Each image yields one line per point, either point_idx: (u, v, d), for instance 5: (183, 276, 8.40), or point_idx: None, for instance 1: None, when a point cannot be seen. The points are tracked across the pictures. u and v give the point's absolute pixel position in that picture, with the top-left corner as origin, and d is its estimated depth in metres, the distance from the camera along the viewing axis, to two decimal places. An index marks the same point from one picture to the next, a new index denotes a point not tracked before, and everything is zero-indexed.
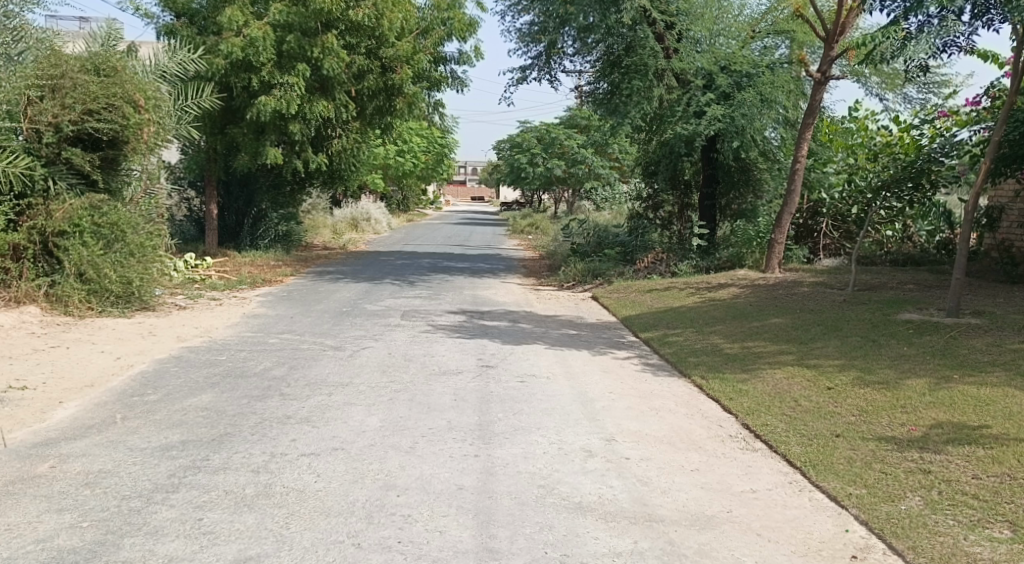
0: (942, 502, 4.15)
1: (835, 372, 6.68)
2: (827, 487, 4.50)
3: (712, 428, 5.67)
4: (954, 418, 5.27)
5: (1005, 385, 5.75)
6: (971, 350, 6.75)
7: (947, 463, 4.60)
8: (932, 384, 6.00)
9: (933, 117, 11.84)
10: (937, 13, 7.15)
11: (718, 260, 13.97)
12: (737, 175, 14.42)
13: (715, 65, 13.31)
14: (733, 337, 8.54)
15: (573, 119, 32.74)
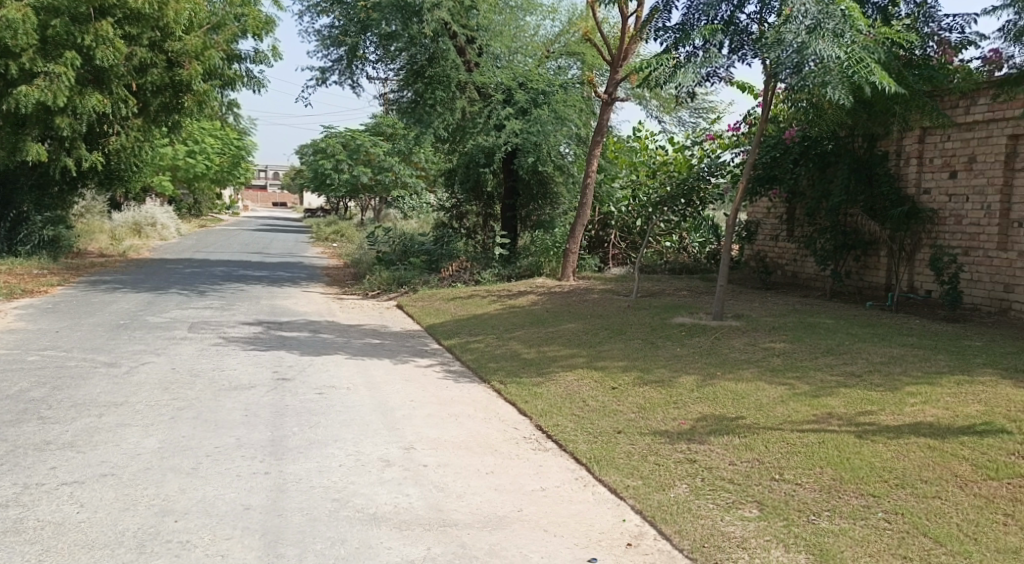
0: (704, 488, 4.56)
1: (619, 372, 7.14)
2: (608, 480, 4.80)
3: (507, 431, 5.87)
4: (717, 411, 5.80)
5: (758, 380, 6.41)
6: (732, 349, 7.46)
7: (709, 452, 5.06)
8: (700, 381, 6.58)
9: (702, 139, 13.05)
10: (703, 45, 7.85)
11: (519, 268, 14.37)
12: (536, 187, 14.98)
13: (513, 81, 13.72)
14: (530, 342, 8.87)
15: (378, 127, 32.70)
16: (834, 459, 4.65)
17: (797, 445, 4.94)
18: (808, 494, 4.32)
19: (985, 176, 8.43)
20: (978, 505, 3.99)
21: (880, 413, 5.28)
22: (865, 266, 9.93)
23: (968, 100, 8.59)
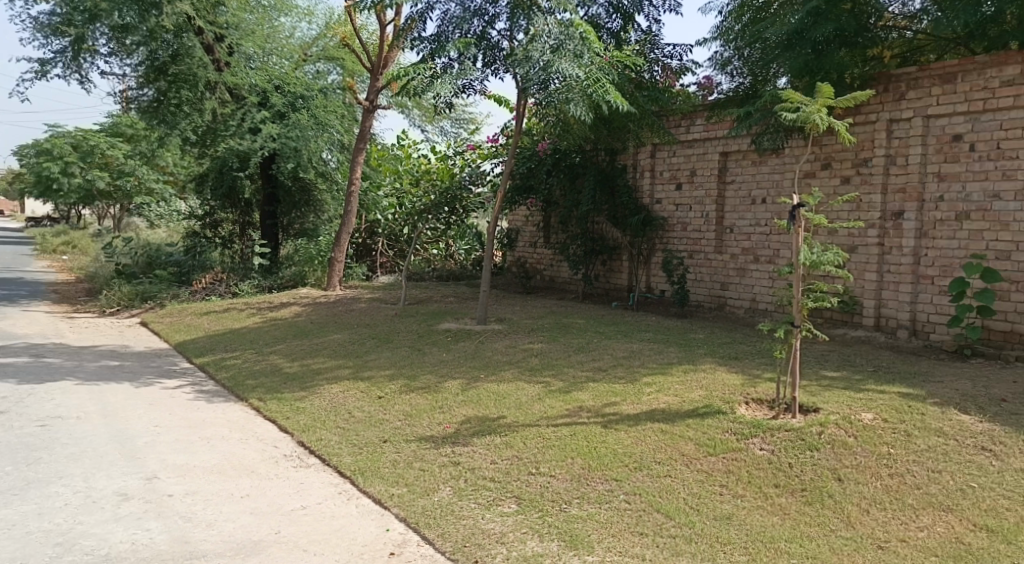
0: (466, 489, 4.64)
1: (384, 382, 7.07)
2: (372, 492, 4.73)
3: (265, 450, 5.61)
4: (479, 412, 5.93)
5: (519, 380, 6.63)
6: (495, 351, 7.67)
7: (472, 453, 5.15)
8: (465, 384, 6.69)
9: (463, 149, 13.47)
10: (457, 57, 8.03)
11: (281, 280, 13.92)
12: (298, 195, 14.63)
13: (269, 83, 13.20)
14: (292, 356, 8.56)
15: (117, 127, 30.01)
16: (583, 450, 4.92)
17: (552, 439, 5.16)
18: (560, 485, 4.53)
19: (703, 189, 9.32)
20: (700, 480, 4.42)
21: (623, 403, 5.68)
22: (610, 269, 10.59)
23: (688, 120, 9.44)
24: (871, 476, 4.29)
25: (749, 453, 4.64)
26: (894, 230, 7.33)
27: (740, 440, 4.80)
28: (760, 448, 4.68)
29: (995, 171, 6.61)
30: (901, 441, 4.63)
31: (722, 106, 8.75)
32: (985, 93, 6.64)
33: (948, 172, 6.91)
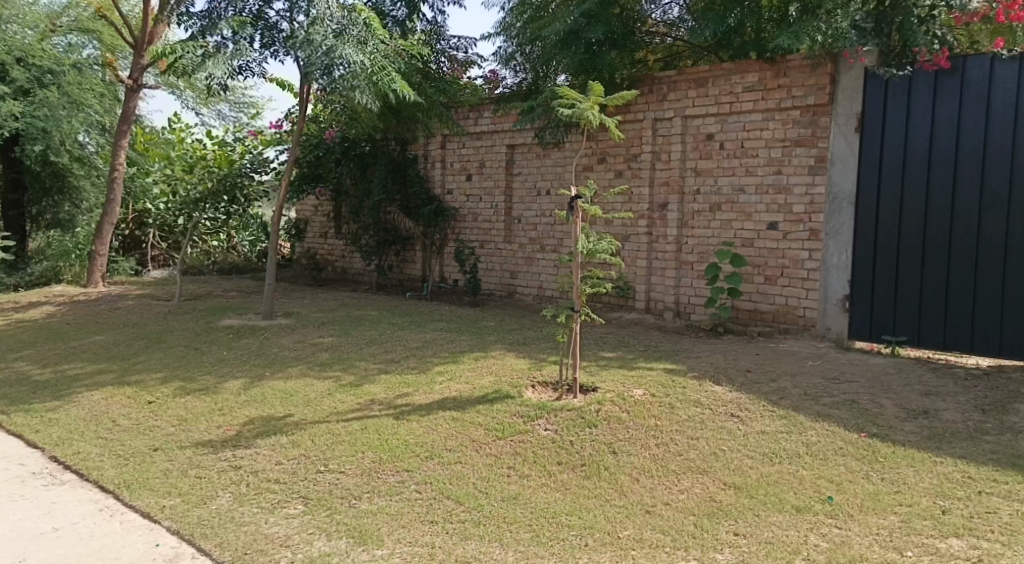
0: (248, 494, 4.51)
1: (156, 386, 6.66)
2: (140, 505, 4.46)
3: (12, 470, 5.11)
4: (264, 412, 5.74)
5: (305, 376, 6.51)
6: (281, 348, 7.47)
7: (255, 456, 5.00)
8: (247, 383, 6.46)
9: (244, 135, 12.98)
10: (232, 37, 7.65)
11: (31, 276, 12.63)
12: (48, 181, 13.08)
13: (7, 55, 11.70)
14: (48, 361, 7.83)
15: None
16: (374, 443, 4.94)
17: (341, 435, 5.13)
18: (349, 481, 4.53)
19: (493, 180, 9.58)
20: (489, 464, 4.60)
21: (415, 394, 5.76)
22: (404, 259, 10.64)
23: (477, 112, 9.67)
24: (640, 448, 4.66)
25: (534, 434, 4.88)
26: (660, 221, 7.95)
27: (526, 422, 5.04)
28: (544, 429, 4.94)
29: (740, 168, 7.33)
30: (666, 413, 5.07)
31: (506, 100, 9.04)
32: (730, 97, 7.35)
33: (703, 168, 7.60)
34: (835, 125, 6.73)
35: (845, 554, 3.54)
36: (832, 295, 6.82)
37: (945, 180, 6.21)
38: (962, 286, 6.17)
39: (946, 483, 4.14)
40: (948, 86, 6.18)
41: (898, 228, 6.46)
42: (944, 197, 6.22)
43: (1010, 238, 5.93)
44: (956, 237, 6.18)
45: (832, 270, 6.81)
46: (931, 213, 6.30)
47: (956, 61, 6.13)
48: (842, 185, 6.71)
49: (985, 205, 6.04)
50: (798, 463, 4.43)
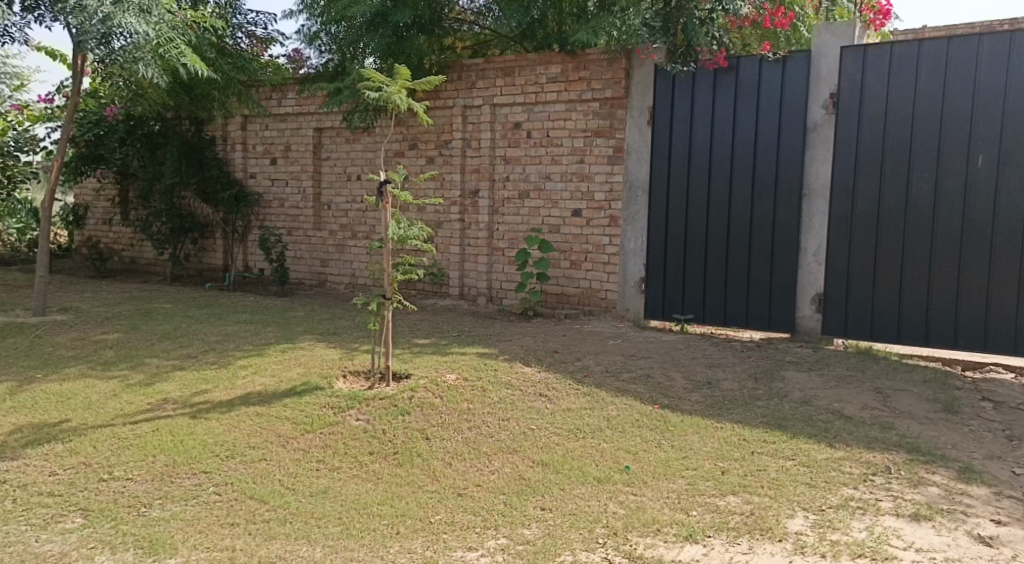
0: (15, 510, 4.06)
1: None
2: None
3: None
4: (35, 419, 5.20)
5: (85, 376, 5.96)
6: (56, 347, 6.80)
7: (24, 468, 4.52)
8: (14, 387, 5.82)
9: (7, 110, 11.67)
10: None
11: None
12: None
13: None
14: None
15: None
16: (166, 446, 4.62)
17: (127, 439, 4.76)
18: (138, 488, 4.21)
19: (299, 164, 9.24)
20: (296, 458, 4.45)
21: (214, 391, 5.44)
22: (203, 247, 10.05)
23: (280, 94, 9.22)
24: (453, 432, 4.67)
25: (345, 425, 4.77)
26: (472, 207, 8.01)
27: (336, 413, 4.91)
28: (357, 419, 4.84)
29: (546, 156, 7.52)
30: (477, 396, 5.12)
31: (311, 81, 8.71)
32: (535, 87, 7.50)
33: (512, 155, 7.72)
34: (629, 117, 7.07)
35: (639, 519, 3.71)
36: (629, 277, 7.20)
37: (724, 169, 6.69)
38: (739, 268, 6.69)
39: (725, 445, 4.49)
40: (724, 82, 6.65)
41: (685, 214, 6.90)
42: (722, 185, 6.71)
43: (777, 224, 6.50)
44: (733, 222, 6.69)
45: (629, 254, 7.18)
46: (712, 200, 6.77)
47: (732, 60, 6.61)
48: (636, 173, 7.07)
49: (756, 193, 6.57)
50: (600, 436, 4.62)
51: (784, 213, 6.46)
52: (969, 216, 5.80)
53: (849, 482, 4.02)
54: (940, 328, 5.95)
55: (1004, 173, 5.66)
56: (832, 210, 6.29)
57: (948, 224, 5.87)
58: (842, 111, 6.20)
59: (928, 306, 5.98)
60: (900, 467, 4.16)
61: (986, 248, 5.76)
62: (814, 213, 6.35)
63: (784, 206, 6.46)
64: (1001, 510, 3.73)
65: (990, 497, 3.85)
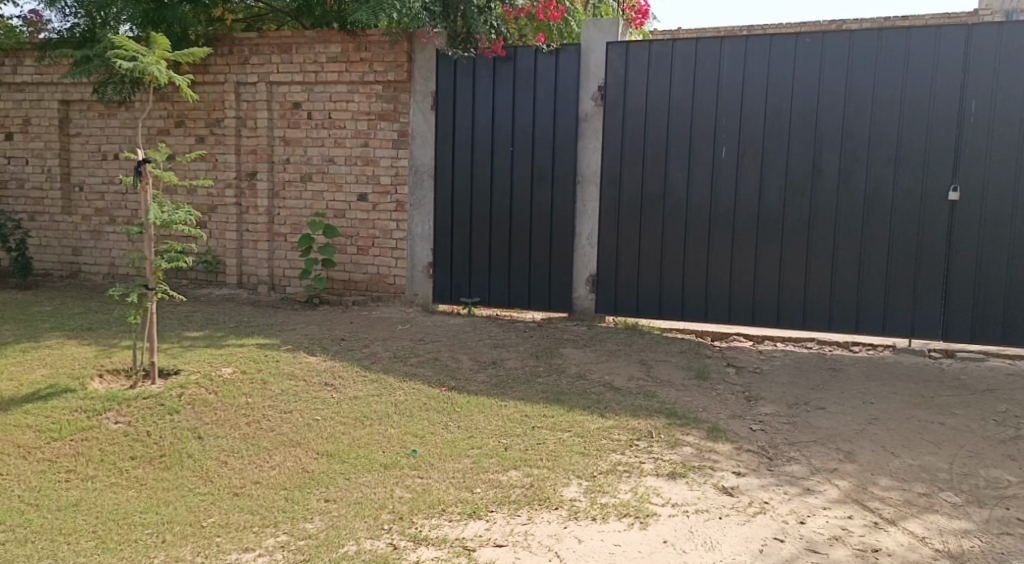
0: None
1: None
2: None
3: None
4: None
5: None
6: None
7: None
8: None
9: None
10: None
11: None
12: None
13: None
14: None
15: None
16: None
17: None
18: None
19: (43, 140, 8.37)
20: (41, 471, 4.09)
21: None
22: None
23: (16, 59, 8.31)
24: (229, 429, 4.49)
25: (101, 430, 4.44)
26: (249, 191, 7.68)
27: (90, 418, 4.54)
28: (114, 423, 4.52)
29: (328, 138, 7.36)
30: (256, 390, 4.95)
31: (54, 48, 7.88)
32: (315, 66, 7.31)
33: (292, 137, 7.48)
34: (413, 102, 7.09)
35: (425, 501, 3.78)
36: (417, 263, 7.23)
37: (505, 156, 6.90)
38: (520, 252, 6.94)
39: (508, 423, 4.66)
40: (503, 72, 6.85)
41: (469, 200, 7.04)
42: (504, 172, 6.92)
43: (554, 209, 6.81)
44: (515, 207, 6.92)
45: (416, 239, 7.21)
46: (495, 186, 6.96)
47: (510, 50, 6.82)
48: (422, 158, 7.11)
49: (535, 180, 6.85)
50: (386, 422, 4.62)
51: (561, 199, 6.78)
52: (716, 202, 6.37)
53: (617, 448, 4.33)
54: (695, 305, 6.50)
55: (745, 164, 6.28)
56: (603, 197, 6.67)
57: (699, 209, 6.42)
58: (610, 103, 6.59)
59: (685, 285, 6.52)
60: (661, 431, 4.53)
61: (731, 231, 6.36)
62: (588, 199, 6.72)
63: (561, 192, 6.78)
64: (742, 463, 4.18)
65: (733, 452, 4.31)
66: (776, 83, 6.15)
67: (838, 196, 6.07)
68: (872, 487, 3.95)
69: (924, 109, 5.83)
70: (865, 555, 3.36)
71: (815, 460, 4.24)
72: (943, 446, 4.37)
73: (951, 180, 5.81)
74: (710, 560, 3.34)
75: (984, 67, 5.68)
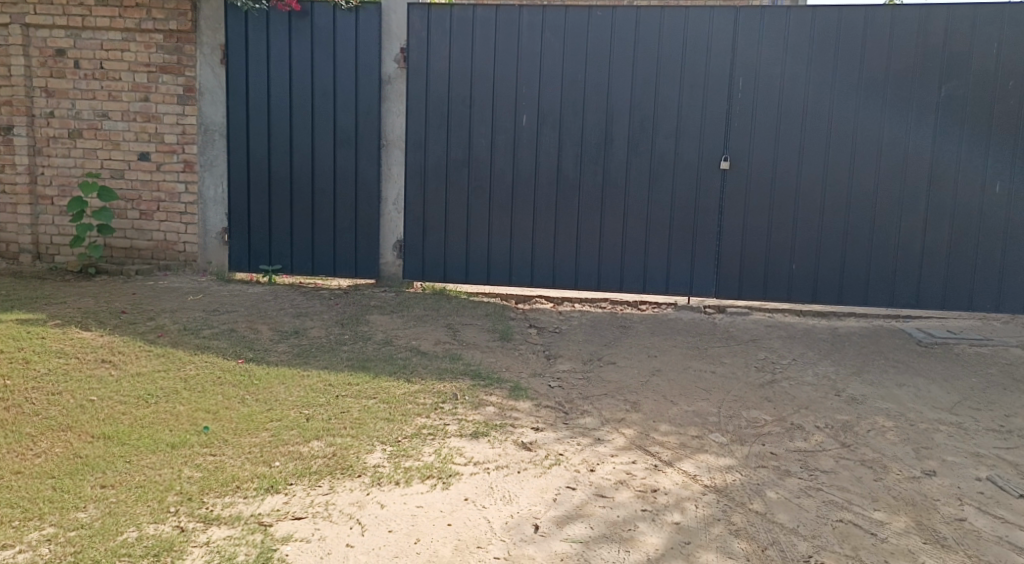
0: None
1: None
2: None
3: None
4: None
5: None
6: None
7: None
8: None
9: None
10: None
11: None
12: None
13: None
14: None
15: None
16: None
17: None
18: None
19: None
20: None
21: None
22: None
23: None
24: None
25: None
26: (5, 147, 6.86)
27: None
28: None
29: (100, 91, 6.71)
30: (18, 371, 4.48)
31: None
32: (81, 10, 6.61)
33: (55, 88, 6.74)
34: (200, 55, 6.63)
35: (217, 479, 3.60)
36: (210, 228, 6.83)
37: (304, 117, 6.65)
38: (324, 216, 6.73)
39: (309, 393, 4.53)
40: (300, 28, 6.56)
41: (267, 162, 6.73)
42: (303, 133, 6.67)
43: (358, 172, 6.65)
44: (317, 169, 6.69)
45: (208, 203, 6.79)
46: (295, 147, 6.69)
47: (305, 5, 6.53)
48: (212, 116, 6.69)
49: (337, 142, 6.64)
50: (174, 400, 4.34)
51: (365, 162, 6.63)
52: (517, 168, 6.49)
53: (421, 412, 4.33)
54: (498, 269, 6.61)
55: (544, 130, 6.42)
56: (408, 160, 6.59)
57: (502, 174, 6.51)
58: (412, 66, 6.49)
59: (489, 249, 6.60)
60: (465, 393, 4.59)
61: (531, 196, 6.50)
62: (392, 163, 6.61)
63: (364, 156, 6.62)
64: (540, 418, 4.33)
65: (532, 409, 4.44)
66: (571, 53, 6.31)
67: (628, 163, 6.36)
68: (653, 433, 4.22)
69: (702, 83, 6.21)
70: (645, 496, 3.59)
71: (605, 411, 4.46)
72: (715, 392, 4.74)
73: (724, 150, 6.24)
74: (508, 513, 3.44)
75: (751, 44, 6.13)
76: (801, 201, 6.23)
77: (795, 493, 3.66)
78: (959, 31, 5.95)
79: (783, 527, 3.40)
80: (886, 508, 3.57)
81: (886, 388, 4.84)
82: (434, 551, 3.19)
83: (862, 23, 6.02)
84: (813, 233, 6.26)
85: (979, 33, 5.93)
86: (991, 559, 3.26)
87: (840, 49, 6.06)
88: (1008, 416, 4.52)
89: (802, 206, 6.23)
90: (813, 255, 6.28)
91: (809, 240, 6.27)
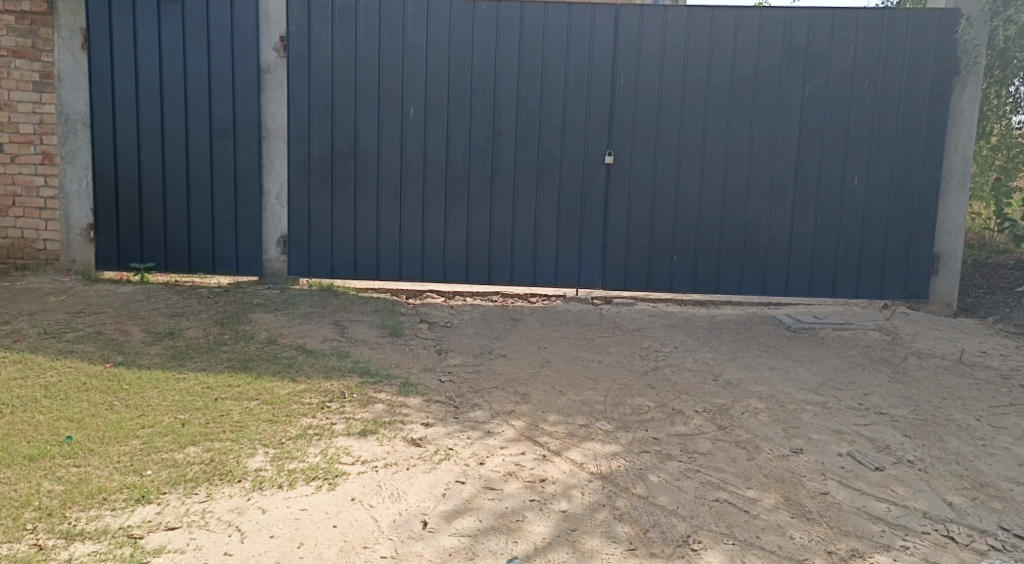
0: None
1: None
2: None
3: None
4: None
5: None
6: None
7: None
8: None
9: None
10: None
11: None
12: None
13: None
14: None
15: None
16: None
17: None
18: None
19: None
20: None
21: None
22: None
23: None
24: None
25: None
26: None
27: None
28: None
29: None
30: None
31: None
32: None
33: None
34: (58, 39, 6.22)
35: (82, 492, 3.37)
36: (74, 224, 6.43)
37: (177, 107, 6.34)
38: (201, 211, 6.45)
39: (185, 396, 4.32)
40: (170, 14, 6.25)
41: (137, 154, 6.39)
42: (176, 124, 6.36)
43: (236, 165, 6.40)
44: (192, 162, 6.40)
45: (72, 197, 6.39)
46: (167, 138, 6.38)
47: None
48: (73, 105, 6.29)
49: (214, 133, 6.37)
50: (33, 409, 4.05)
51: (244, 154, 6.38)
52: (404, 162, 6.39)
53: (307, 412, 4.20)
54: (388, 264, 6.50)
55: (430, 124, 6.35)
56: (290, 154, 6.40)
57: (389, 168, 6.40)
58: (293, 56, 6.30)
59: (378, 244, 6.48)
60: (353, 390, 4.48)
61: (419, 191, 6.42)
62: (274, 156, 6.40)
63: (243, 148, 6.38)
64: (429, 413, 4.27)
65: (422, 404, 4.38)
66: (455, 48, 6.26)
67: (515, 157, 6.37)
68: (542, 424, 4.23)
69: (585, 80, 6.28)
70: (533, 486, 3.60)
71: (494, 404, 4.45)
72: (601, 381, 4.81)
73: (608, 145, 6.34)
74: (396, 511, 3.38)
75: (631, 42, 6.25)
76: (682, 194, 6.40)
77: (676, 476, 3.75)
78: (821, 34, 6.24)
79: (664, 510, 3.48)
80: (757, 485, 3.71)
81: (759, 372, 5.03)
82: (318, 554, 3.10)
83: (734, 23, 6.23)
84: (693, 225, 6.44)
85: (839, 36, 6.24)
86: (850, 529, 3.44)
87: (713, 48, 6.25)
88: (867, 395, 4.79)
89: (682, 200, 6.41)
90: (692, 246, 6.47)
91: (689, 232, 6.46)
